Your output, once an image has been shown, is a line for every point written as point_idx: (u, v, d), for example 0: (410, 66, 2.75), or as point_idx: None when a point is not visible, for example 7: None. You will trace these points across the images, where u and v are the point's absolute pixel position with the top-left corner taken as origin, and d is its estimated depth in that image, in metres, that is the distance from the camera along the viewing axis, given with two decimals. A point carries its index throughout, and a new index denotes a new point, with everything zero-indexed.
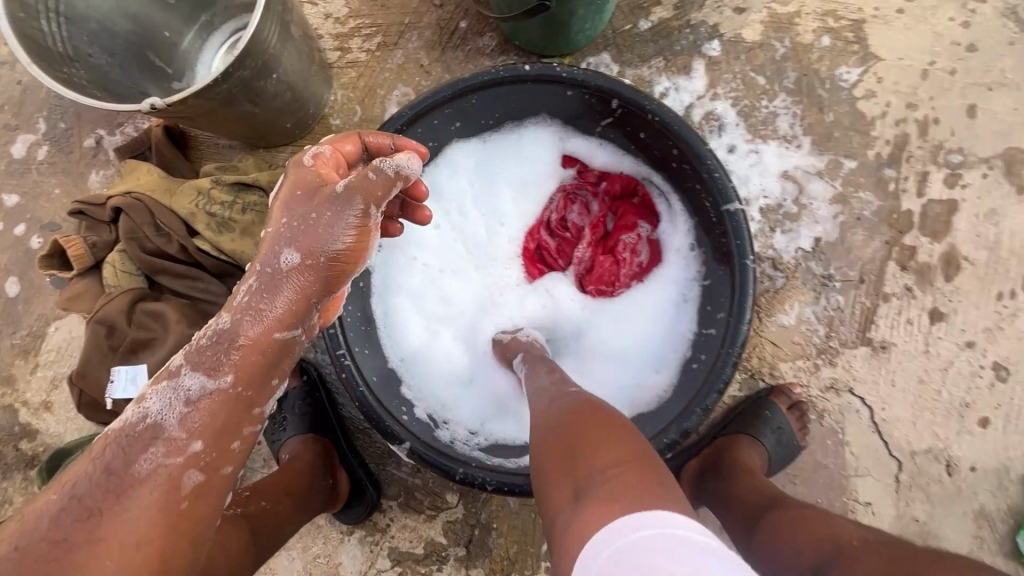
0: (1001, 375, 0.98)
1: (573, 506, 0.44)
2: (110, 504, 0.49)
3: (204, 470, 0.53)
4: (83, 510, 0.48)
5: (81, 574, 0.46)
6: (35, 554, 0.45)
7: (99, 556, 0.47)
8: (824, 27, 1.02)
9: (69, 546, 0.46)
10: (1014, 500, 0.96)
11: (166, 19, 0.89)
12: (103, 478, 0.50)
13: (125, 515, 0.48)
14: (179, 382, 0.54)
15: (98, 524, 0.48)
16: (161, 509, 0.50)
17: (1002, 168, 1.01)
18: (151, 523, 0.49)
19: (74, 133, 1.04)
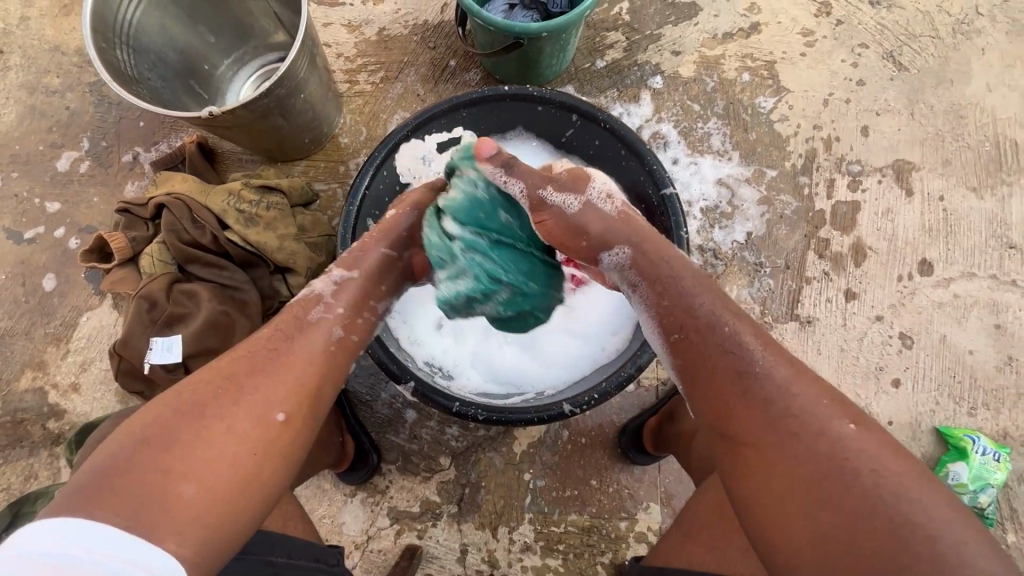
0: (907, 343, 1.17)
1: (778, 466, 0.57)
2: (284, 347, 0.66)
3: (344, 331, 0.73)
4: (258, 349, 0.65)
5: (258, 390, 0.61)
6: (231, 368, 0.62)
7: (275, 380, 0.63)
8: (744, 66, 1.27)
9: (254, 368, 0.63)
10: (926, 449, 1.14)
11: (207, 53, 1.10)
12: (283, 326, 0.69)
13: (293, 355, 0.66)
14: (332, 275, 0.76)
15: (276, 356, 0.65)
16: (318, 355, 0.68)
17: (893, 175, 1.24)
18: (313, 364, 0.67)
19: (114, 149, 1.20)
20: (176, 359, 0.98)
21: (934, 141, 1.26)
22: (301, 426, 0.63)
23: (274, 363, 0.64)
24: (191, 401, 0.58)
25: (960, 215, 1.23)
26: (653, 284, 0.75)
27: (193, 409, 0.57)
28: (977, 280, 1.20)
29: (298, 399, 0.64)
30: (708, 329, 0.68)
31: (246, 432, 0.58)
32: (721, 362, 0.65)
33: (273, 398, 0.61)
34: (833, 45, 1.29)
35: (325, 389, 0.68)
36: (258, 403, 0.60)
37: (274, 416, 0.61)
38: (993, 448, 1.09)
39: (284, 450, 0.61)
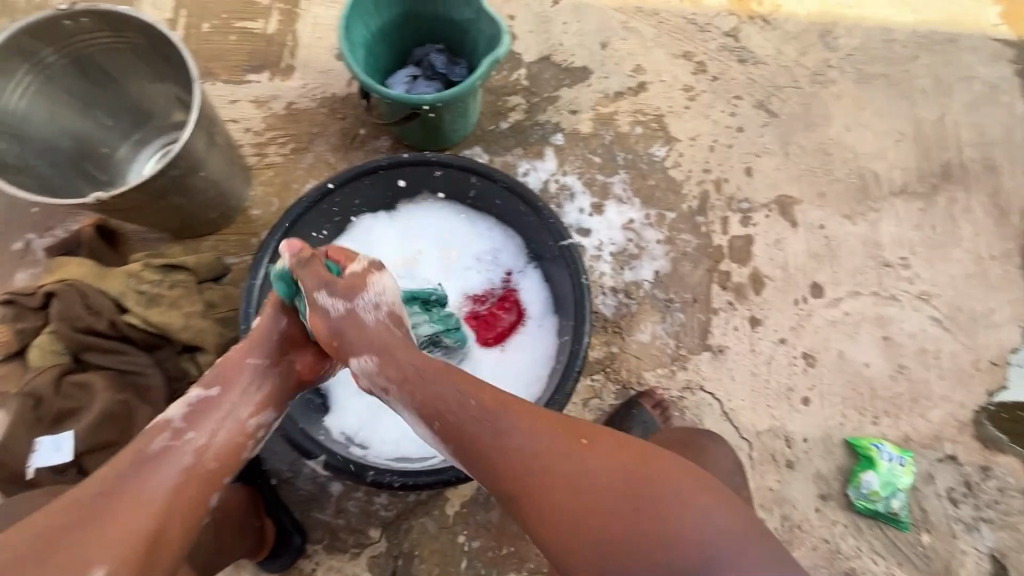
0: (810, 362, 1.26)
1: (576, 515, 0.63)
2: (121, 488, 0.63)
3: (196, 460, 0.69)
4: (93, 496, 0.62)
5: (77, 548, 0.58)
6: (58, 518, 0.60)
7: (102, 531, 0.59)
8: (636, 120, 1.39)
9: (84, 515, 0.60)
10: (841, 461, 1.20)
11: (103, 137, 1.10)
12: (129, 462, 0.65)
13: (130, 496, 0.62)
14: (190, 397, 0.74)
15: (109, 502, 0.61)
16: (162, 495, 0.64)
17: (778, 210, 1.36)
18: (154, 504, 0.63)
19: (3, 238, 1.14)
20: (64, 459, 0.92)
21: (808, 177, 1.40)
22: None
23: (107, 509, 0.61)
24: (4, 561, 0.57)
25: (840, 240, 1.36)
26: (409, 384, 0.74)
27: (14, 563, 0.57)
28: (863, 297, 1.32)
29: (130, 548, 0.60)
30: (475, 414, 0.69)
31: None
32: (494, 441, 0.68)
33: (95, 553, 0.58)
34: (712, 98, 1.43)
35: (171, 530, 0.64)
36: (79, 560, 0.58)
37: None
38: (897, 453, 1.18)
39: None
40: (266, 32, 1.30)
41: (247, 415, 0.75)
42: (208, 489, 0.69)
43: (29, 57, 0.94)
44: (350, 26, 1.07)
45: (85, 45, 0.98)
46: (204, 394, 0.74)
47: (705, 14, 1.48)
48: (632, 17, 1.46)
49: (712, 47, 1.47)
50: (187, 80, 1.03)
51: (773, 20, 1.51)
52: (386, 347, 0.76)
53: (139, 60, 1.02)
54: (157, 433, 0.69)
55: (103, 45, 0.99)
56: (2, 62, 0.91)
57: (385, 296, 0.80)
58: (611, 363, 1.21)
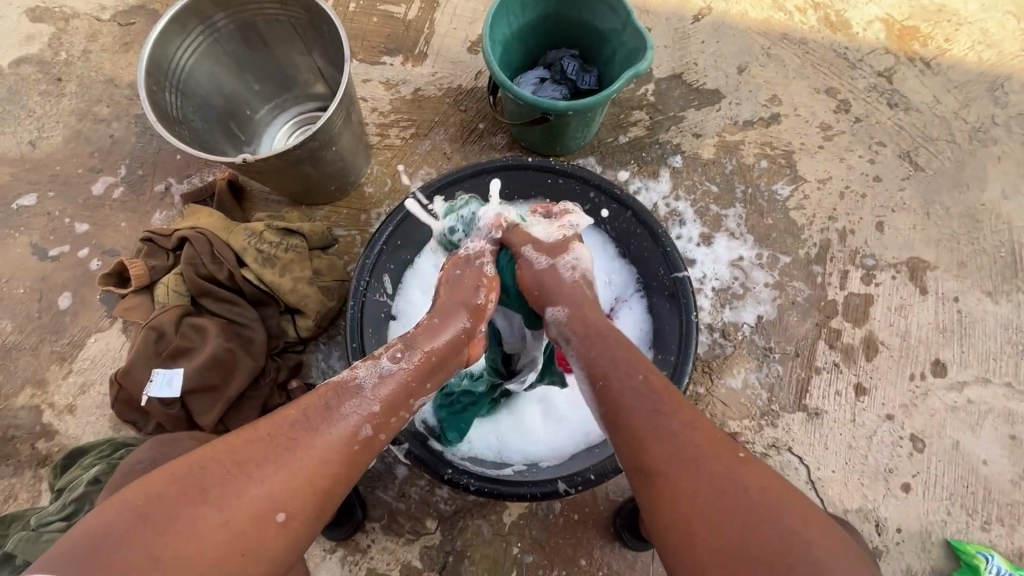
0: (918, 446, 1.14)
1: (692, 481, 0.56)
2: (310, 435, 0.61)
3: (374, 428, 0.65)
4: (277, 435, 0.60)
5: (265, 488, 0.57)
6: (244, 452, 0.58)
7: (285, 474, 0.58)
8: (762, 153, 1.30)
9: (269, 454, 0.58)
10: (937, 562, 1.08)
11: (249, 100, 1.17)
12: (311, 411, 0.63)
13: (310, 445, 0.60)
14: (378, 363, 0.69)
15: (297, 444, 0.60)
16: (337, 451, 0.62)
17: (907, 273, 1.24)
18: (331, 458, 0.61)
19: (149, 179, 1.24)
20: (173, 393, 0.99)
21: (949, 242, 1.26)
22: (299, 531, 0.58)
23: (286, 457, 0.59)
24: (193, 481, 0.56)
25: (975, 318, 1.22)
26: (585, 340, 0.72)
27: (198, 490, 0.55)
28: (993, 386, 1.18)
29: (304, 501, 0.58)
30: (640, 387, 0.65)
31: (242, 531, 0.55)
32: (648, 417, 0.62)
33: (276, 495, 0.57)
34: (851, 140, 1.32)
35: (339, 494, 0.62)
36: (258, 502, 0.56)
37: (274, 519, 0.56)
38: (1008, 569, 1.04)
39: (276, 551, 0.56)
40: (407, 17, 1.34)
41: (419, 395, 0.70)
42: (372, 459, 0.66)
43: (205, 19, 1.01)
44: (495, 23, 1.07)
45: (253, 14, 1.04)
46: (395, 364, 0.69)
47: (859, 49, 1.37)
48: (777, 44, 1.37)
49: (860, 85, 1.35)
50: (336, 56, 1.07)
51: (936, 64, 1.37)
52: (575, 304, 0.76)
53: (296, 33, 1.08)
54: (343, 390, 0.66)
55: (268, 15, 1.05)
56: (183, 21, 0.98)
57: (582, 262, 0.81)
58: (695, 404, 1.15)
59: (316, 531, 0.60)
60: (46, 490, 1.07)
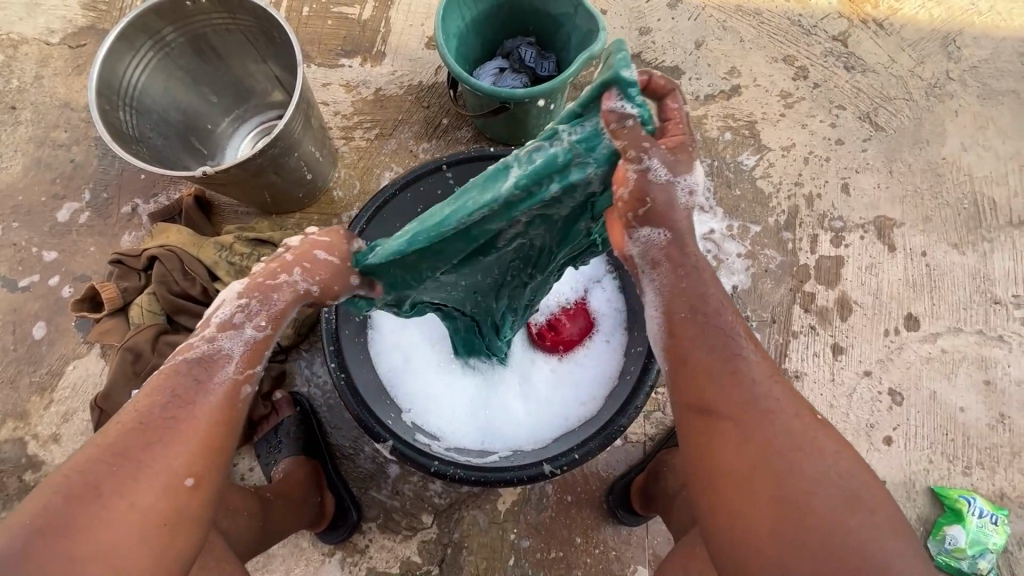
0: (896, 400, 1.17)
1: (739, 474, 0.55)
2: (185, 407, 0.58)
3: (251, 383, 0.63)
4: (151, 416, 0.57)
5: (155, 464, 0.55)
6: (124, 440, 0.55)
7: (172, 448, 0.56)
8: (726, 125, 1.32)
9: (149, 437, 0.55)
10: (922, 510, 1.11)
11: (208, 112, 1.16)
12: (180, 388, 0.59)
13: (195, 416, 0.58)
14: (241, 330, 0.63)
15: (175, 421, 0.57)
16: (227, 407, 0.60)
17: (875, 232, 1.27)
18: (219, 419, 0.59)
19: (114, 201, 1.23)
20: None
21: (913, 199, 1.29)
22: (210, 492, 0.57)
23: (168, 430, 0.56)
24: (80, 482, 0.52)
25: (944, 270, 1.24)
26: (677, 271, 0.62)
27: (85, 488, 0.52)
28: (965, 335, 1.20)
29: (202, 461, 0.57)
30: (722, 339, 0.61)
31: (149, 510, 0.54)
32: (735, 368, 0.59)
33: (175, 465, 0.55)
34: (812, 106, 1.34)
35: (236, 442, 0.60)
36: (155, 474, 0.54)
37: (177, 487, 0.55)
38: (990, 510, 1.07)
39: (195, 515, 0.56)
40: (362, 17, 1.33)
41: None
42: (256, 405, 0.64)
43: (153, 34, 1.00)
44: (447, 16, 1.07)
45: (202, 25, 1.03)
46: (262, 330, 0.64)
47: (812, 15, 1.39)
48: (732, 16, 1.38)
49: (817, 51, 1.37)
50: (290, 62, 1.07)
51: (889, 25, 1.39)
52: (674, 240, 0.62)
53: (248, 42, 1.07)
54: (207, 363, 0.61)
55: (218, 25, 1.04)
56: (130, 38, 0.97)
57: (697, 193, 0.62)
58: None
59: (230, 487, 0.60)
60: None
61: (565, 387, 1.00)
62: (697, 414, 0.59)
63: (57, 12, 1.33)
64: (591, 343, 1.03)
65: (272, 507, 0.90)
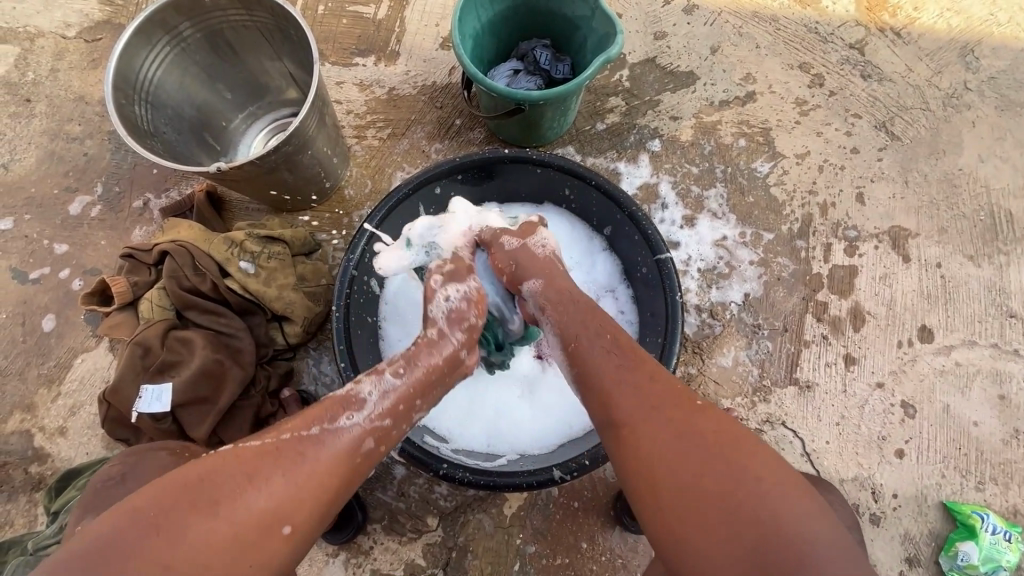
0: (909, 412, 1.15)
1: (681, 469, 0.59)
2: (310, 449, 0.61)
3: (377, 440, 0.66)
4: (285, 445, 0.61)
5: (270, 492, 0.57)
6: (255, 460, 0.59)
7: (286, 485, 0.58)
8: (740, 132, 1.31)
9: (273, 462, 0.59)
10: (933, 525, 1.10)
11: (222, 108, 1.16)
12: (306, 436, 0.62)
13: (316, 457, 0.61)
14: None
15: (303, 453, 0.61)
16: (343, 461, 0.63)
17: (889, 242, 1.25)
18: (333, 470, 0.61)
19: (126, 196, 1.23)
20: (163, 407, 0.99)
21: (928, 209, 1.27)
22: (300, 542, 0.58)
23: (303, 463, 0.60)
24: (201, 493, 0.55)
25: (958, 283, 1.23)
26: None
27: (203, 499, 0.55)
28: (980, 349, 1.19)
29: (307, 509, 0.59)
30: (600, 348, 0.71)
31: (245, 538, 0.55)
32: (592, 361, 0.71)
33: (286, 508, 0.57)
34: (827, 114, 1.33)
35: (339, 504, 0.62)
36: (265, 512, 0.56)
37: (280, 528, 0.57)
38: (1004, 527, 1.05)
39: (276, 561, 0.57)
40: (377, 17, 1.33)
41: None
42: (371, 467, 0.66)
43: (170, 29, 1.00)
44: (464, 17, 1.06)
45: (218, 21, 1.03)
46: None
47: (830, 23, 1.38)
48: (748, 22, 1.38)
49: (833, 59, 1.36)
50: (306, 60, 1.06)
51: (906, 34, 1.38)
52: None
53: (264, 38, 1.07)
54: (346, 403, 0.66)
55: (234, 22, 1.04)
56: (147, 33, 0.97)
57: None
58: (687, 384, 1.16)
59: (315, 539, 0.60)
60: (42, 514, 1.06)
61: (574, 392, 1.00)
62: (675, 405, 0.63)
63: (75, 6, 1.33)
64: None
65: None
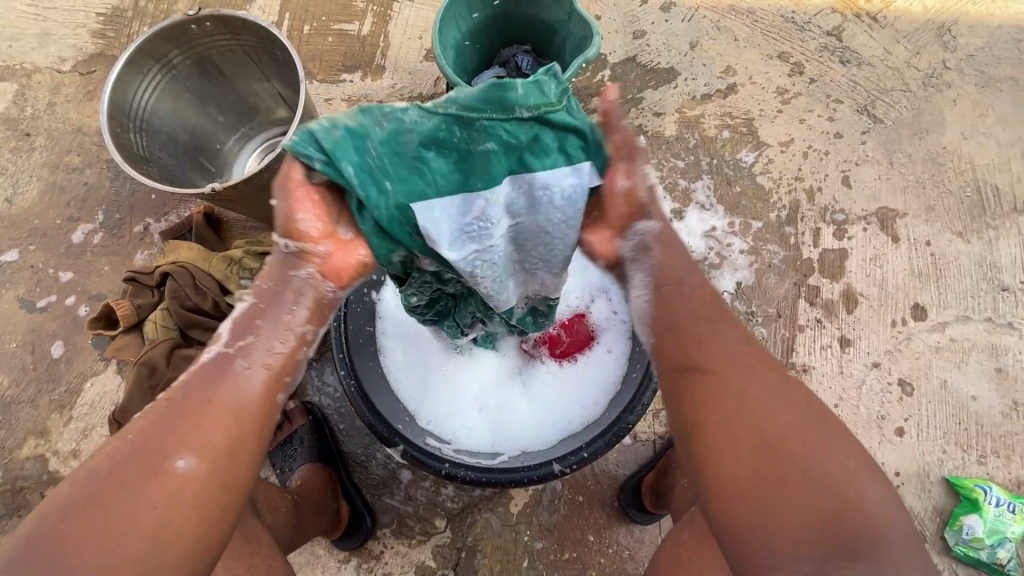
0: (907, 390, 1.16)
1: (739, 466, 0.54)
2: (193, 392, 0.59)
3: (260, 367, 0.63)
4: (167, 399, 0.59)
5: (166, 443, 0.55)
6: (147, 421, 0.57)
7: (179, 429, 0.56)
8: (723, 123, 1.33)
9: (163, 416, 0.57)
10: (938, 501, 1.10)
11: (215, 131, 1.19)
12: (185, 386, 0.59)
13: (201, 398, 0.59)
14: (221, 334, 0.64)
15: (185, 399, 0.59)
16: (231, 394, 0.60)
17: (877, 223, 1.27)
18: (221, 403, 0.59)
19: (126, 221, 1.26)
20: None
21: (915, 189, 1.29)
22: (215, 476, 0.56)
23: (196, 405, 0.58)
24: (94, 466, 0.54)
25: (949, 259, 1.24)
26: None
27: (100, 471, 0.53)
28: (974, 324, 1.20)
29: (209, 449, 0.56)
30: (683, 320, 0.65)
31: (152, 491, 0.53)
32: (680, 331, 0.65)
33: (179, 449, 0.55)
34: (808, 100, 1.35)
35: (248, 433, 0.60)
36: (161, 458, 0.55)
37: (181, 468, 0.55)
38: (1008, 499, 1.06)
39: (199, 502, 0.55)
40: (361, 34, 1.36)
41: None
42: (275, 391, 0.63)
43: (160, 58, 1.03)
44: (444, 28, 1.09)
45: (206, 46, 1.07)
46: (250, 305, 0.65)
47: (805, 12, 1.40)
48: (725, 16, 1.40)
49: (811, 47, 1.38)
50: (292, 79, 1.09)
51: (882, 18, 1.40)
52: None
53: (251, 61, 1.10)
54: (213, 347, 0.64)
55: (221, 46, 1.07)
56: (138, 63, 1.01)
57: None
58: None
59: (238, 476, 0.58)
60: None
61: (571, 389, 1.02)
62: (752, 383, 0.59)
63: (69, 41, 1.37)
64: (592, 352, 1.05)
65: (285, 506, 0.91)
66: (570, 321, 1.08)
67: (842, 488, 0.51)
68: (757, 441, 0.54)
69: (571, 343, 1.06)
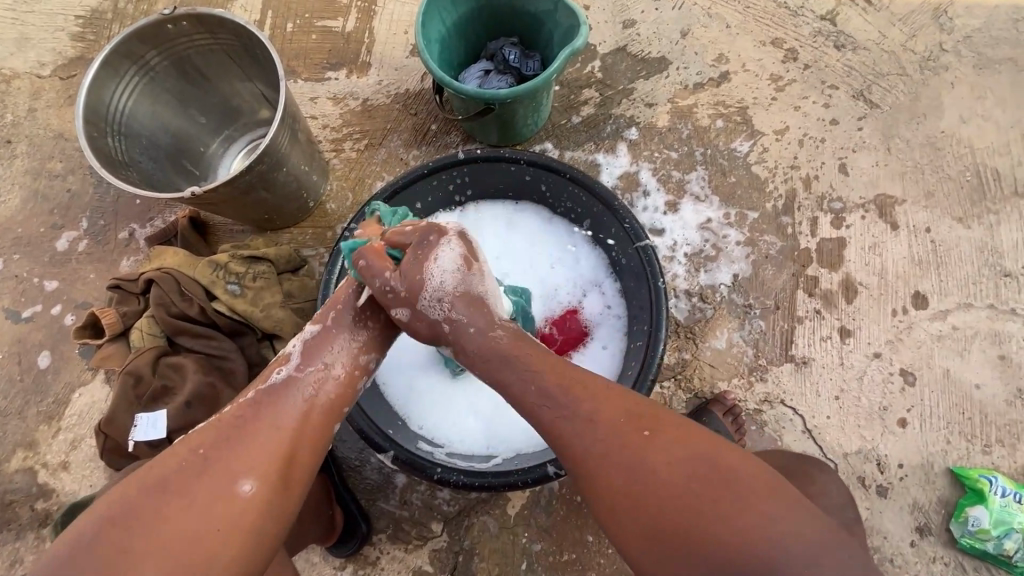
0: (909, 380, 1.14)
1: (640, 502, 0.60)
2: (255, 416, 0.67)
3: (317, 396, 0.71)
4: (231, 419, 0.66)
5: (227, 462, 0.62)
6: (208, 438, 0.64)
7: (240, 450, 0.63)
8: (717, 113, 1.30)
9: (223, 437, 0.64)
10: (942, 492, 1.08)
11: (198, 134, 1.17)
12: (246, 409, 0.67)
13: (260, 422, 0.66)
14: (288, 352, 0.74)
15: (245, 423, 0.66)
16: (288, 421, 0.68)
17: (876, 211, 1.24)
18: (281, 428, 0.67)
19: (111, 227, 1.24)
20: (158, 434, 0.99)
21: (913, 174, 1.26)
22: (268, 498, 0.62)
23: (255, 427, 0.66)
24: (158, 476, 0.61)
25: (949, 246, 1.21)
26: None
27: (165, 481, 0.60)
28: (976, 311, 1.18)
29: (265, 471, 0.63)
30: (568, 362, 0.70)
31: (210, 506, 0.59)
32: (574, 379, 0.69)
33: (240, 468, 0.62)
34: (802, 87, 1.32)
35: (300, 459, 0.67)
36: (222, 474, 0.61)
37: (238, 489, 0.61)
38: (1013, 489, 1.04)
39: (247, 523, 0.60)
40: (345, 30, 1.33)
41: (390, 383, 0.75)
42: (332, 421, 0.72)
43: (136, 59, 1.01)
44: (427, 21, 1.07)
45: (184, 47, 1.04)
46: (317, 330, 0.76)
47: None
48: (716, 3, 1.37)
49: (805, 32, 1.35)
50: (273, 79, 1.07)
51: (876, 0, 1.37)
52: None
53: (231, 61, 1.07)
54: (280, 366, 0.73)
55: (199, 46, 1.05)
56: (113, 66, 0.99)
57: None
58: (683, 370, 1.15)
59: (287, 503, 0.64)
60: None
61: None
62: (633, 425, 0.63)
63: (48, 45, 1.35)
64: (587, 349, 1.04)
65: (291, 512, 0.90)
66: (562, 320, 1.06)
67: (754, 525, 0.55)
68: (665, 475, 0.59)
69: (566, 338, 1.05)
